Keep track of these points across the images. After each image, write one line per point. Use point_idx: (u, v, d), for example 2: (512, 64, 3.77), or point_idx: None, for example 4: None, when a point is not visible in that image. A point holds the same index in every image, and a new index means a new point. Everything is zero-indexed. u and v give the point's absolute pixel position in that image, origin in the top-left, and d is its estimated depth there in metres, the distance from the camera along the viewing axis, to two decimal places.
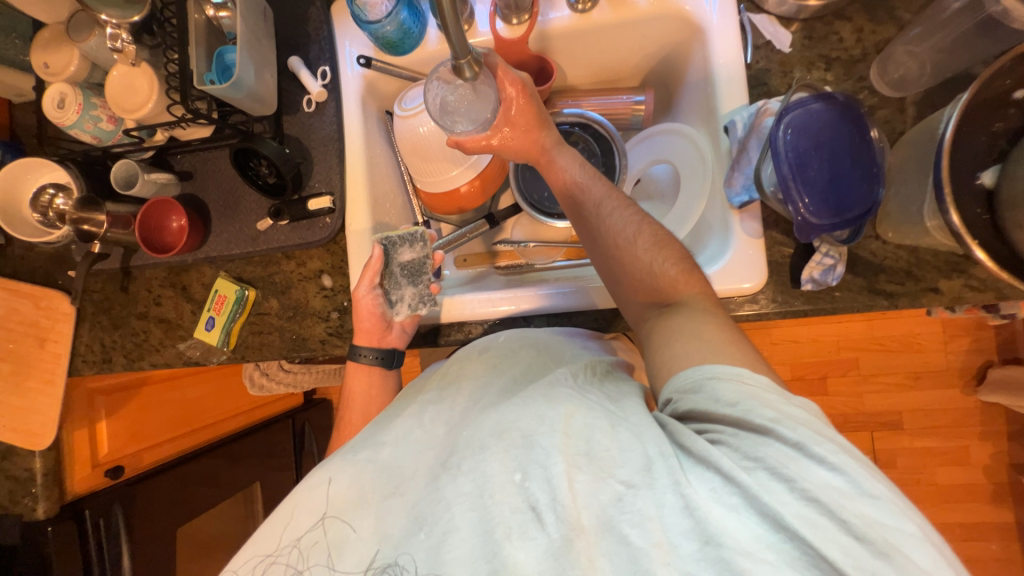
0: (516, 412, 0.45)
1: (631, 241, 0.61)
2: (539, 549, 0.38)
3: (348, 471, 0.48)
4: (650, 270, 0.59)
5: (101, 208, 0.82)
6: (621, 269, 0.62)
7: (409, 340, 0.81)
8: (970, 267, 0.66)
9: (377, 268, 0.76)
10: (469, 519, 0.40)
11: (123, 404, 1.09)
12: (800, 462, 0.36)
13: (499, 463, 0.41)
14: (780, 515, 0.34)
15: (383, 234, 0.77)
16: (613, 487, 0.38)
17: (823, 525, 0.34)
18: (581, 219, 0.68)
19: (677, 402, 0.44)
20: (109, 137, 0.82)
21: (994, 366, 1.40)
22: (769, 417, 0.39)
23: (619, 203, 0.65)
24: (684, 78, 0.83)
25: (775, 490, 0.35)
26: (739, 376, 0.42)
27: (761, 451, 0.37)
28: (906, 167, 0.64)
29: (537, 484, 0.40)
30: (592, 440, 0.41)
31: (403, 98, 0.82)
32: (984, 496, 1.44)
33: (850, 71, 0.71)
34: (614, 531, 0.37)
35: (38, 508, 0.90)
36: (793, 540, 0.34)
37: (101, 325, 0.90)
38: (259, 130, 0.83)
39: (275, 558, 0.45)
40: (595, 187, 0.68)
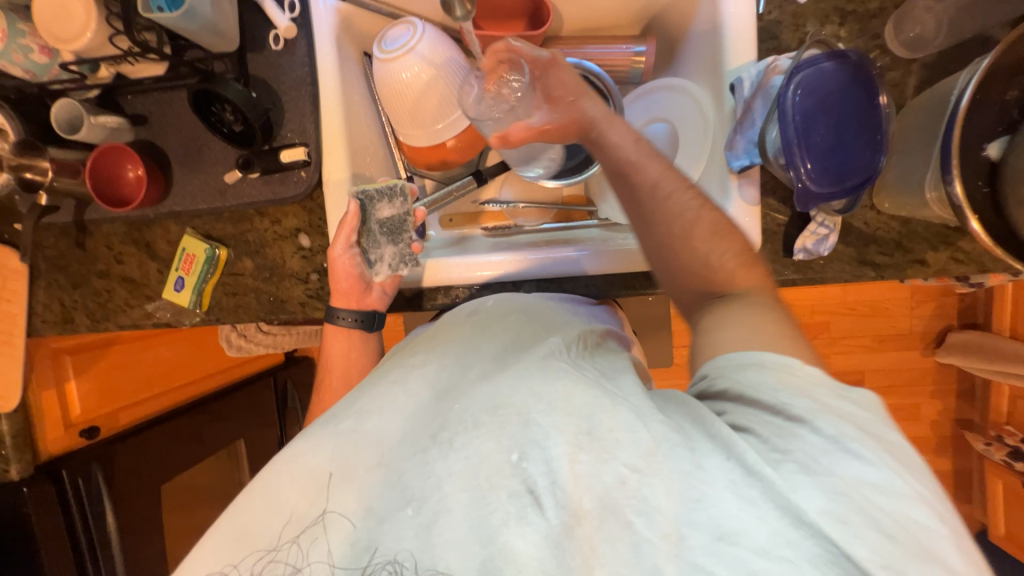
0: (512, 386, 0.46)
1: (689, 232, 0.55)
2: (537, 536, 0.39)
3: (329, 443, 0.46)
4: (707, 264, 0.54)
5: (43, 155, 0.74)
6: (673, 261, 0.56)
7: (390, 302, 0.78)
8: (959, 239, 0.66)
9: (353, 225, 0.72)
10: (461, 500, 0.41)
11: (91, 365, 1.04)
12: (840, 460, 0.36)
13: (493, 443, 0.42)
14: (803, 511, 0.35)
15: (358, 186, 0.72)
16: (618, 470, 0.40)
17: (854, 521, 0.34)
18: (631, 201, 0.59)
19: (715, 380, 0.44)
20: (45, 71, 0.71)
21: (953, 330, 1.47)
22: (806, 411, 0.39)
23: (678, 186, 0.57)
24: (688, 28, 0.77)
25: (801, 485, 0.36)
26: (786, 367, 0.41)
27: (793, 445, 0.37)
28: (911, 135, 0.62)
29: (535, 466, 0.41)
30: (594, 419, 0.42)
31: (383, 39, 0.74)
32: (928, 448, 1.57)
33: (864, 28, 0.67)
34: (618, 515, 0.39)
35: (10, 470, 0.88)
36: (814, 535, 0.35)
37: (58, 285, 0.84)
38: (220, 70, 0.75)
39: (274, 554, 0.42)
40: (650, 167, 0.59)
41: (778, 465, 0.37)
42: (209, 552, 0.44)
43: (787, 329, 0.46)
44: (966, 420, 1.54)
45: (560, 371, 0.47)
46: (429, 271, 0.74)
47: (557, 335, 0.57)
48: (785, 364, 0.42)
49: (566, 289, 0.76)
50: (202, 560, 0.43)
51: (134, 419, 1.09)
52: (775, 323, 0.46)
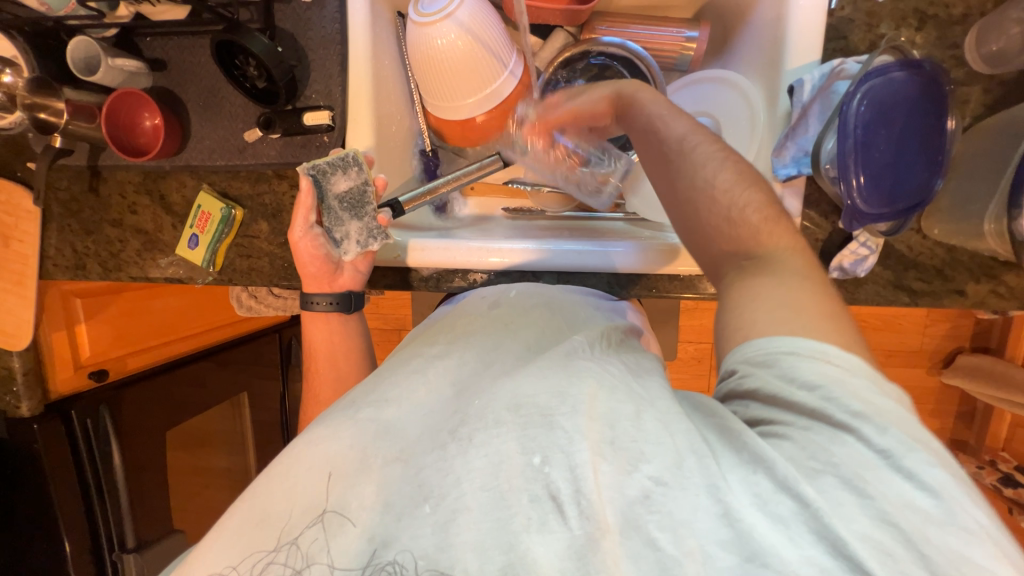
0: (535, 386, 0.45)
1: (709, 181, 0.49)
2: (560, 545, 0.38)
3: (349, 432, 0.46)
4: (728, 217, 0.48)
5: (59, 95, 0.71)
6: (695, 214, 0.50)
7: (366, 280, 0.75)
8: (1004, 273, 0.63)
9: (309, 204, 0.69)
10: (479, 499, 0.40)
11: (103, 309, 1.04)
12: (881, 472, 0.36)
13: (513, 443, 0.41)
14: (842, 538, 0.34)
15: (310, 162, 0.69)
16: (642, 483, 0.38)
17: (895, 553, 0.34)
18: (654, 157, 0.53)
19: (744, 378, 0.42)
20: (62, 5, 0.66)
21: (964, 352, 1.45)
22: (853, 411, 0.37)
23: (701, 136, 0.52)
24: (749, 16, 0.71)
25: (844, 509, 0.35)
26: (821, 353, 0.40)
27: (836, 459, 0.36)
28: (976, 159, 0.59)
29: (558, 471, 0.40)
30: (620, 424, 0.41)
31: (420, 1, 0.70)
32: None
33: (943, 35, 0.61)
34: (641, 533, 0.37)
35: (21, 406, 0.90)
36: (850, 568, 0.34)
37: (71, 229, 0.82)
38: (245, 19, 0.70)
39: (274, 556, 0.41)
40: (679, 121, 0.53)
41: (816, 478, 0.37)
42: (224, 544, 0.44)
43: (822, 301, 0.43)
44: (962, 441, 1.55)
45: (585, 372, 0.47)
46: (411, 252, 0.73)
47: (581, 334, 0.56)
48: (820, 351, 0.40)
49: (588, 283, 0.73)
50: (216, 551, 0.43)
51: (141, 367, 1.09)
52: (807, 299, 0.43)
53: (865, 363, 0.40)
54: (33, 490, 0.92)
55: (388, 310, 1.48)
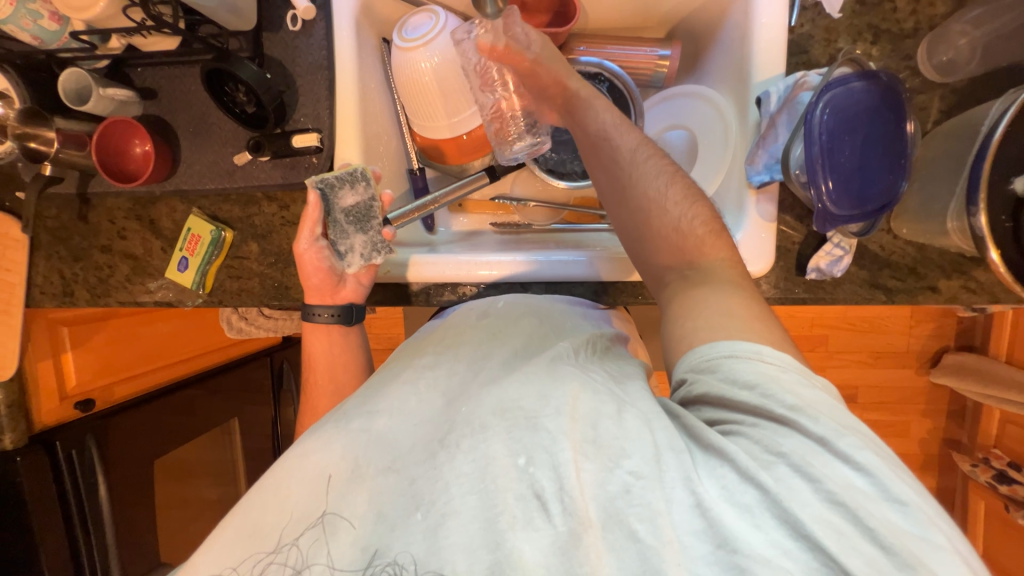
0: (519, 390, 0.47)
1: (663, 194, 0.57)
2: (546, 541, 0.39)
3: (341, 442, 0.46)
4: (679, 227, 0.56)
5: (50, 125, 0.72)
6: (647, 227, 0.57)
7: (368, 294, 0.76)
8: (972, 269, 0.66)
9: (316, 217, 0.71)
10: (467, 501, 0.41)
11: (91, 335, 1.04)
12: (824, 459, 0.39)
13: (501, 445, 0.42)
14: (801, 521, 0.37)
15: (317, 176, 0.70)
16: (622, 478, 0.40)
17: (847, 531, 0.36)
18: (601, 167, 0.62)
19: (693, 385, 0.46)
20: (54, 40, 0.68)
21: (949, 351, 1.48)
22: (790, 405, 0.41)
23: (654, 153, 0.60)
24: (717, 35, 0.75)
25: (798, 494, 0.38)
26: (757, 354, 0.44)
27: (783, 447, 0.39)
28: (935, 162, 0.62)
29: (543, 471, 0.41)
30: (600, 426, 0.42)
31: (403, 26, 0.73)
32: (914, 464, 1.59)
33: (896, 47, 0.66)
34: (623, 524, 0.39)
35: (4, 439, 0.87)
36: (813, 549, 0.36)
37: (59, 256, 0.82)
38: (235, 47, 0.72)
39: (274, 556, 0.42)
40: (629, 134, 0.61)
41: (772, 468, 0.39)
42: (218, 550, 0.44)
43: (751, 307, 0.49)
44: (954, 440, 1.56)
45: (569, 377, 0.48)
46: (412, 267, 0.73)
47: (566, 341, 0.57)
48: (754, 352, 0.44)
49: (574, 293, 0.75)
50: (209, 561, 0.43)
51: (129, 394, 1.08)
52: (739, 305, 0.49)
53: (796, 362, 0.44)
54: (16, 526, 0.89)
55: (381, 329, 1.48)
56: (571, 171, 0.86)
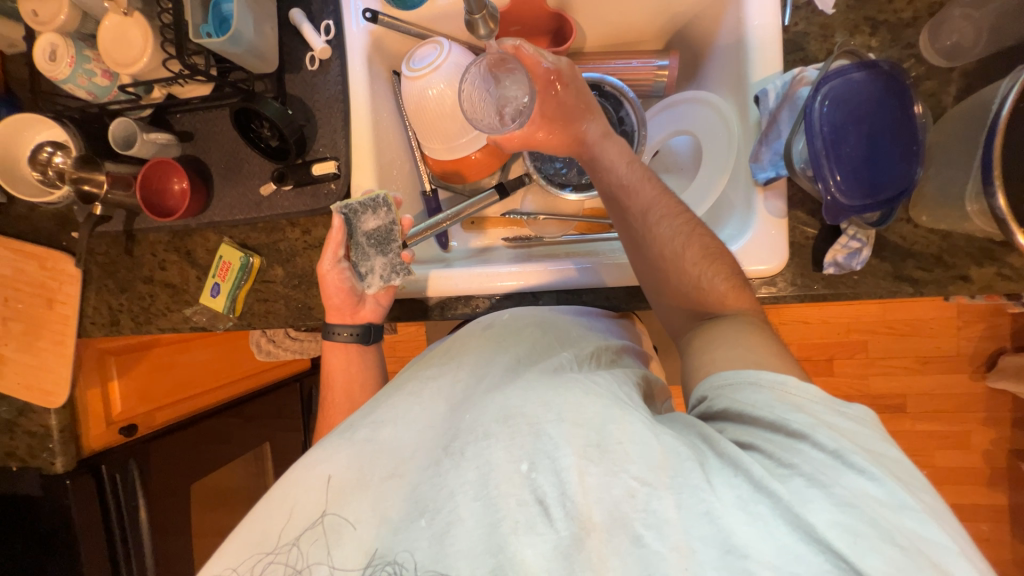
0: (523, 396, 0.46)
1: (680, 254, 0.59)
2: (547, 546, 0.39)
3: (344, 453, 0.48)
4: (698, 285, 0.59)
5: (100, 168, 0.80)
6: (665, 283, 0.61)
7: (386, 314, 0.80)
8: (1005, 255, 0.62)
9: (340, 239, 0.75)
10: (473, 509, 0.41)
11: (135, 364, 1.10)
12: (838, 471, 0.38)
13: (504, 452, 0.43)
14: (815, 526, 0.35)
15: (343, 202, 0.75)
16: (627, 483, 0.39)
17: (867, 535, 0.35)
18: (620, 219, 0.65)
19: (713, 401, 0.47)
20: (105, 93, 0.78)
21: (1006, 353, 1.37)
22: (809, 422, 0.41)
23: (669, 211, 0.62)
24: (714, 42, 0.77)
25: (811, 502, 0.36)
26: (783, 385, 0.44)
27: (796, 460, 0.39)
28: (949, 145, 0.60)
29: (545, 476, 0.41)
30: (605, 431, 0.42)
31: (411, 58, 0.78)
32: (980, 480, 1.45)
33: (897, 37, 0.65)
34: (628, 529, 0.38)
35: (56, 462, 0.93)
36: (826, 552, 0.35)
37: (107, 288, 0.89)
38: (260, 89, 0.79)
39: (274, 556, 0.45)
40: (644, 191, 0.64)
41: (786, 480, 0.38)
42: (226, 552, 0.47)
43: (772, 345, 0.50)
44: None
45: (571, 383, 0.47)
46: (433, 281, 0.75)
47: (569, 351, 0.58)
48: (778, 381, 0.45)
49: (587, 301, 0.75)
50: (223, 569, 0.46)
51: (169, 420, 1.14)
52: (759, 342, 0.50)
53: (823, 392, 0.44)
54: (63, 547, 0.93)
55: (404, 351, 1.51)
56: (577, 183, 0.88)
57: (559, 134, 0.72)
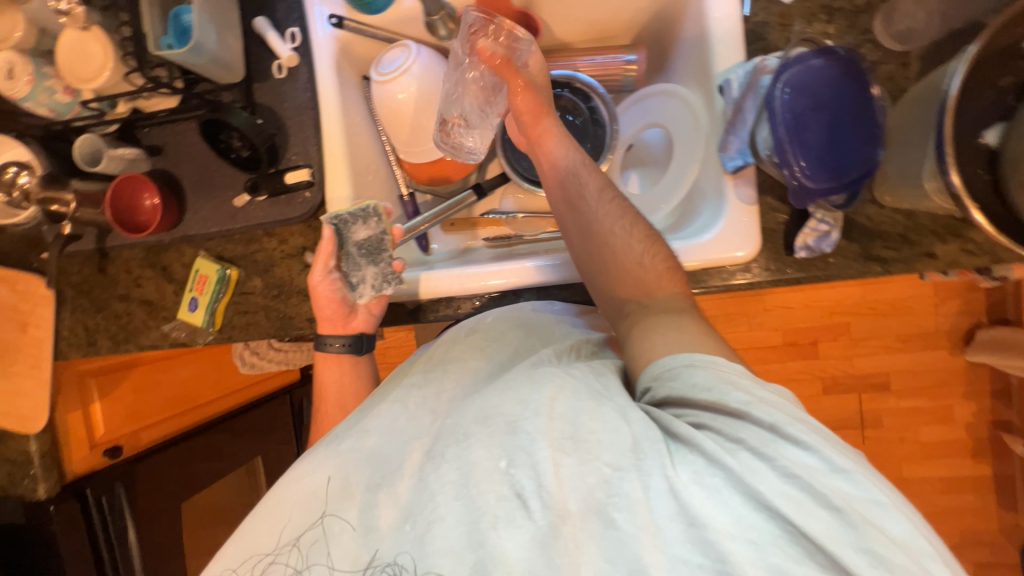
0: (500, 397, 0.47)
1: (627, 233, 0.62)
2: (525, 538, 0.39)
3: (332, 461, 0.49)
4: (642, 262, 0.60)
5: (66, 187, 0.79)
6: (612, 262, 0.61)
7: (378, 322, 0.79)
8: (967, 230, 0.64)
9: (331, 250, 0.74)
10: (454, 509, 0.41)
11: (117, 384, 1.07)
12: (777, 444, 0.38)
13: (483, 451, 0.43)
14: (763, 495, 0.36)
15: (332, 212, 0.74)
16: (601, 471, 0.40)
17: (808, 502, 0.36)
18: (561, 199, 0.67)
19: (656, 390, 0.47)
20: (67, 109, 0.76)
21: (982, 327, 1.41)
22: (744, 401, 0.41)
23: (616, 194, 0.65)
24: (678, 35, 0.78)
25: (759, 472, 0.37)
26: (713, 362, 0.46)
27: (741, 432, 0.40)
28: (908, 126, 0.62)
29: (523, 471, 0.41)
30: (578, 422, 0.43)
31: (380, 62, 0.77)
32: (965, 452, 1.49)
33: (853, 23, 0.67)
34: (603, 515, 0.39)
35: (38, 489, 0.91)
36: (774, 517, 0.36)
37: (83, 308, 0.88)
38: (228, 99, 0.78)
39: (275, 558, 0.46)
40: (593, 175, 0.66)
41: (735, 454, 0.39)
42: (225, 553, 0.49)
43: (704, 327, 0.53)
44: (1005, 422, 1.46)
45: (545, 378, 0.48)
46: (424, 283, 0.75)
47: (549, 347, 0.59)
48: (710, 360, 0.46)
49: (567, 296, 0.76)
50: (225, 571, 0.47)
51: (155, 440, 1.11)
52: (691, 325, 0.53)
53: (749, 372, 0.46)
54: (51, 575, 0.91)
55: (394, 357, 1.50)
56: None
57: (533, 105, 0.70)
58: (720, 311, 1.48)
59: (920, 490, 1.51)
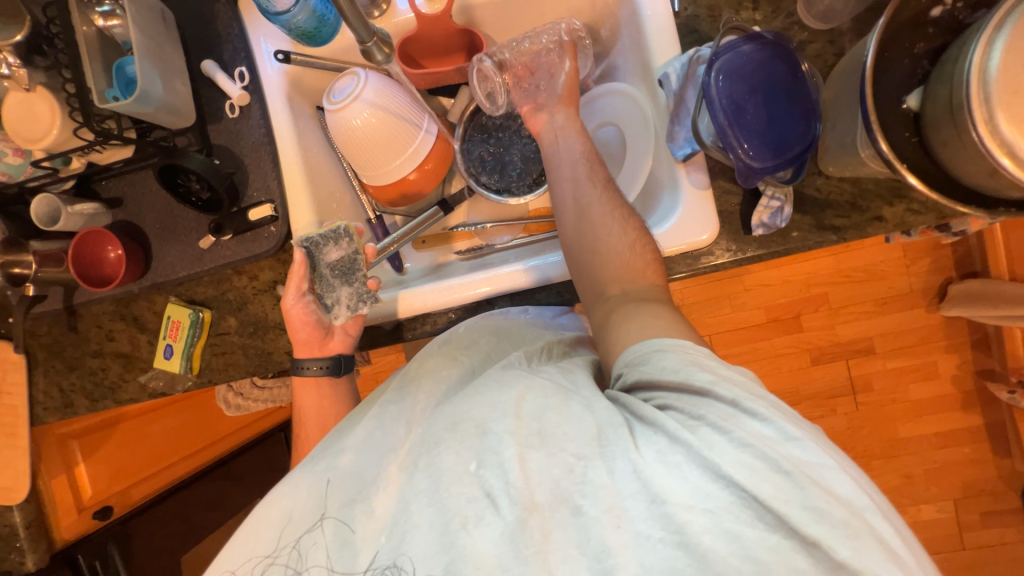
0: (470, 402, 0.47)
1: (624, 220, 0.62)
2: (495, 533, 0.40)
3: (305, 487, 0.49)
4: (631, 252, 0.61)
5: (26, 249, 0.79)
6: (608, 250, 0.61)
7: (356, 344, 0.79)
8: (910, 191, 0.67)
9: (303, 272, 0.73)
10: (426, 515, 0.42)
11: (101, 444, 1.04)
12: (736, 418, 0.39)
13: (452, 456, 0.44)
14: (719, 465, 0.37)
15: (303, 236, 0.75)
16: (565, 460, 0.41)
17: (762, 469, 0.36)
18: (566, 180, 0.66)
19: (627, 375, 0.48)
20: (20, 171, 0.76)
21: (953, 282, 1.45)
22: (707, 380, 0.42)
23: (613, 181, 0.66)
24: (618, 35, 0.81)
25: (716, 445, 0.38)
26: (681, 347, 0.47)
27: (702, 410, 0.40)
28: (840, 99, 0.64)
29: (491, 471, 0.41)
30: (543, 418, 0.44)
31: (331, 91, 0.78)
32: (955, 405, 1.52)
33: (778, 8, 0.70)
34: (568, 503, 0.39)
35: (26, 561, 0.88)
36: (730, 486, 0.36)
37: (56, 370, 0.86)
38: (183, 144, 0.79)
39: (275, 559, 0.46)
40: (592, 161, 0.67)
41: (696, 430, 0.39)
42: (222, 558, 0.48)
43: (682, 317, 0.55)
44: (988, 370, 1.50)
45: (517, 379, 0.49)
46: (400, 302, 0.75)
47: (519, 350, 0.60)
48: (680, 345, 0.47)
49: (540, 299, 0.77)
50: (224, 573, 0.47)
51: (148, 494, 1.10)
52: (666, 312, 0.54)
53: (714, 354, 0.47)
54: None
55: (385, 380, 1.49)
56: (517, 187, 0.90)
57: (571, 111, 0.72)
58: (701, 296, 1.51)
59: (917, 448, 1.53)
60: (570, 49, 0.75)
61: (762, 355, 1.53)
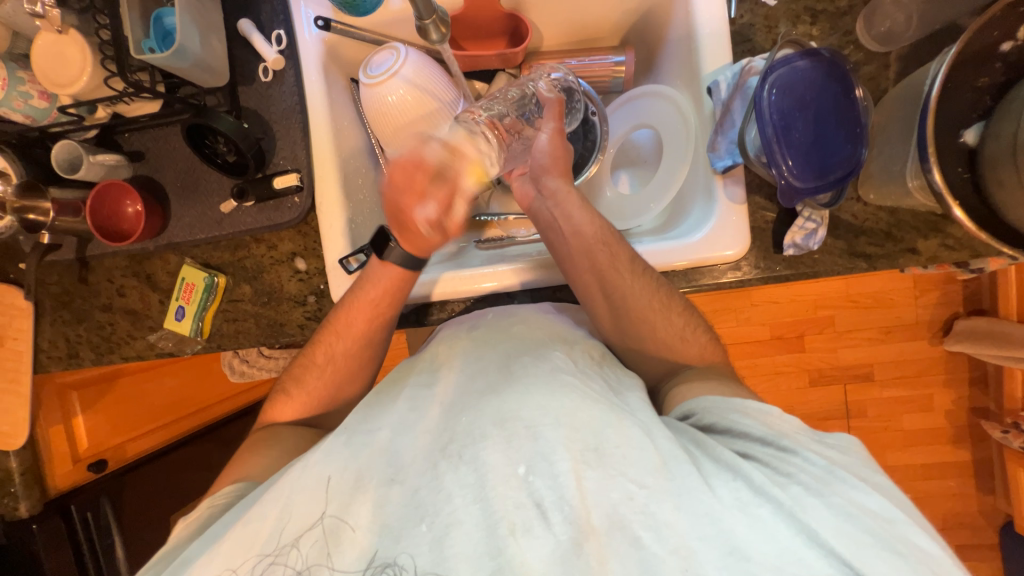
0: (520, 401, 0.51)
1: (663, 307, 0.67)
2: (545, 549, 0.45)
3: (342, 455, 0.52)
4: (681, 337, 0.68)
5: (45, 196, 0.76)
6: (648, 333, 0.68)
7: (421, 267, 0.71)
8: (947, 226, 0.66)
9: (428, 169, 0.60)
10: (472, 512, 0.46)
11: (99, 398, 1.04)
12: (842, 487, 0.45)
13: (500, 455, 0.48)
14: (815, 528, 0.43)
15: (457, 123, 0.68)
16: (626, 486, 0.45)
17: (864, 542, 0.42)
18: (588, 271, 0.68)
19: (702, 415, 0.55)
20: (45, 115, 0.74)
21: (960, 317, 1.45)
22: (783, 446, 0.49)
23: (635, 262, 0.67)
24: (666, 35, 0.79)
25: (812, 509, 0.44)
26: (767, 414, 0.53)
27: (790, 470, 0.47)
28: (890, 126, 0.63)
29: (541, 480, 0.47)
30: (602, 435, 0.48)
31: (368, 65, 0.76)
32: (945, 439, 1.54)
33: (835, 25, 0.68)
34: (627, 531, 0.44)
35: (20, 507, 0.88)
36: (829, 555, 0.41)
37: (63, 320, 0.85)
38: (212, 103, 0.77)
39: (275, 557, 0.48)
40: (605, 247, 0.67)
41: (786, 487, 0.45)
42: (216, 554, 0.49)
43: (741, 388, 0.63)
44: (982, 408, 1.51)
45: (568, 389, 0.52)
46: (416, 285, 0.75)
47: (562, 348, 0.59)
48: (764, 411, 0.53)
49: (560, 298, 0.76)
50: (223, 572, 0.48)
51: (142, 451, 1.09)
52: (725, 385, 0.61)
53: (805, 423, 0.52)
54: None
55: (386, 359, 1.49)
56: None
57: (563, 187, 0.71)
58: (707, 307, 1.50)
59: (904, 476, 1.55)
60: (555, 108, 0.72)
61: (762, 372, 1.53)
